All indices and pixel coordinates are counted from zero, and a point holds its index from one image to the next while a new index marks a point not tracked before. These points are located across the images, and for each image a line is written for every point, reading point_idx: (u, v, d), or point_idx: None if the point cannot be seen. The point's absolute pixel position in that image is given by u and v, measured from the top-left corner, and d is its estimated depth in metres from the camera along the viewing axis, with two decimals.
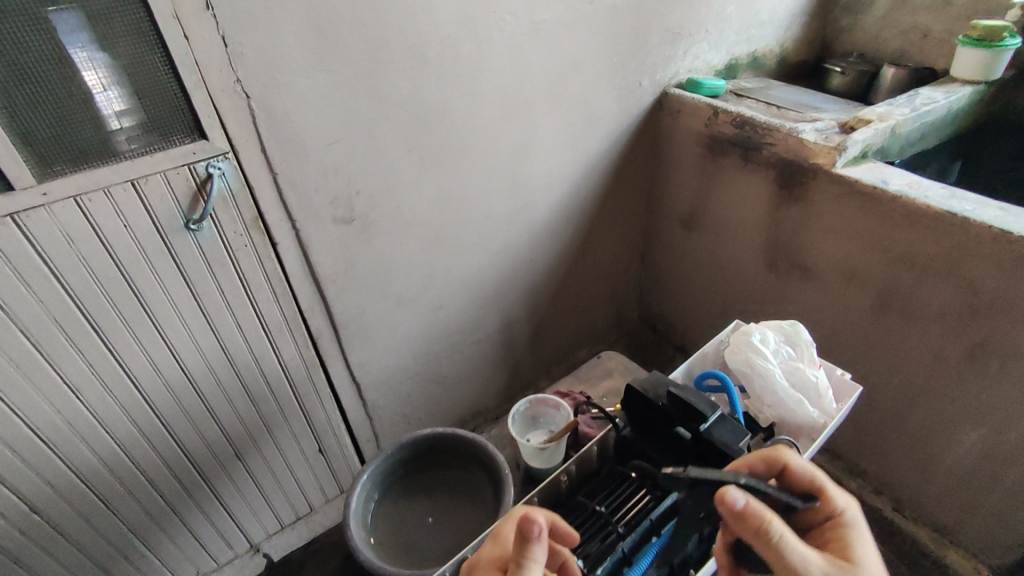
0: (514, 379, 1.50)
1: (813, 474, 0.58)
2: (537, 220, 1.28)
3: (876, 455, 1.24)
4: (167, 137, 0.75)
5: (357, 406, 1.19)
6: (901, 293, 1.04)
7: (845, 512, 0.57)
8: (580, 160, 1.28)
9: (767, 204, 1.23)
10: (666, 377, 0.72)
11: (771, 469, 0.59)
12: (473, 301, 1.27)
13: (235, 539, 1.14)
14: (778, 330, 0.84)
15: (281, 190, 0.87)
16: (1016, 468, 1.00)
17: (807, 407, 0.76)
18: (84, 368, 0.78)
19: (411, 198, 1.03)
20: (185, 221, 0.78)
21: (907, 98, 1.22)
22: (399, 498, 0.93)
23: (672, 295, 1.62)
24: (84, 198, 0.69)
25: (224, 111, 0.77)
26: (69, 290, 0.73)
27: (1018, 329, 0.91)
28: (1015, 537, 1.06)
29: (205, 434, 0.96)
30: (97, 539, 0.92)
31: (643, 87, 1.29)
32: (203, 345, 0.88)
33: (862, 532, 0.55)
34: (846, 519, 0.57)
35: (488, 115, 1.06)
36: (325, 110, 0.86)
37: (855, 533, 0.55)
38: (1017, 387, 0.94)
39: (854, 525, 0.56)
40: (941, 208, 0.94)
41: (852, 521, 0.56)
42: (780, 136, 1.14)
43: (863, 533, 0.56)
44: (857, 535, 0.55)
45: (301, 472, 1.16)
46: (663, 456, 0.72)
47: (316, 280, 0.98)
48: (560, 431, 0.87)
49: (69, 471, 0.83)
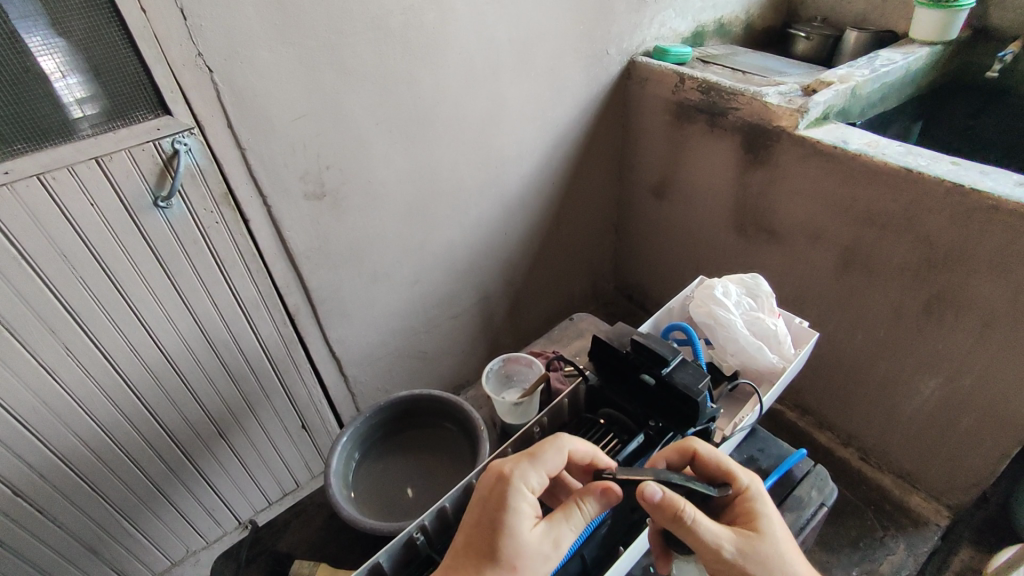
0: (494, 351, 1.52)
1: (723, 457, 0.60)
2: (509, 192, 1.29)
3: (843, 410, 1.30)
4: (129, 116, 0.74)
5: (338, 381, 1.21)
6: (862, 250, 1.08)
7: (753, 488, 0.59)
8: (550, 130, 1.29)
9: (733, 168, 1.26)
10: (631, 328, 0.75)
11: (684, 458, 0.61)
12: (450, 274, 1.28)
13: (224, 518, 1.16)
14: (741, 283, 0.87)
15: (249, 165, 0.87)
16: (972, 413, 1.05)
17: (766, 353, 0.79)
18: (61, 351, 0.78)
19: (381, 172, 1.04)
20: (153, 198, 0.78)
21: (867, 60, 1.25)
22: (379, 459, 0.95)
23: (646, 264, 1.65)
24: (48, 176, 0.68)
25: (186, 85, 0.76)
26: (39, 271, 0.72)
27: (970, 280, 0.95)
28: (972, 479, 1.12)
29: (187, 413, 0.97)
30: (85, 521, 0.93)
31: (610, 56, 1.30)
32: (180, 324, 0.89)
33: (768, 505, 0.58)
34: (755, 494, 0.59)
35: (456, 87, 1.06)
36: (290, 84, 0.86)
37: (761, 508, 0.58)
38: (971, 336, 0.99)
39: (760, 499, 0.58)
40: (897, 164, 0.97)
41: (760, 495, 0.59)
42: (745, 100, 1.16)
43: (768, 503, 0.59)
44: (764, 507, 0.58)
45: (285, 448, 1.17)
46: (630, 401, 0.73)
47: (290, 255, 0.99)
48: (533, 387, 0.90)
49: (52, 454, 0.84)
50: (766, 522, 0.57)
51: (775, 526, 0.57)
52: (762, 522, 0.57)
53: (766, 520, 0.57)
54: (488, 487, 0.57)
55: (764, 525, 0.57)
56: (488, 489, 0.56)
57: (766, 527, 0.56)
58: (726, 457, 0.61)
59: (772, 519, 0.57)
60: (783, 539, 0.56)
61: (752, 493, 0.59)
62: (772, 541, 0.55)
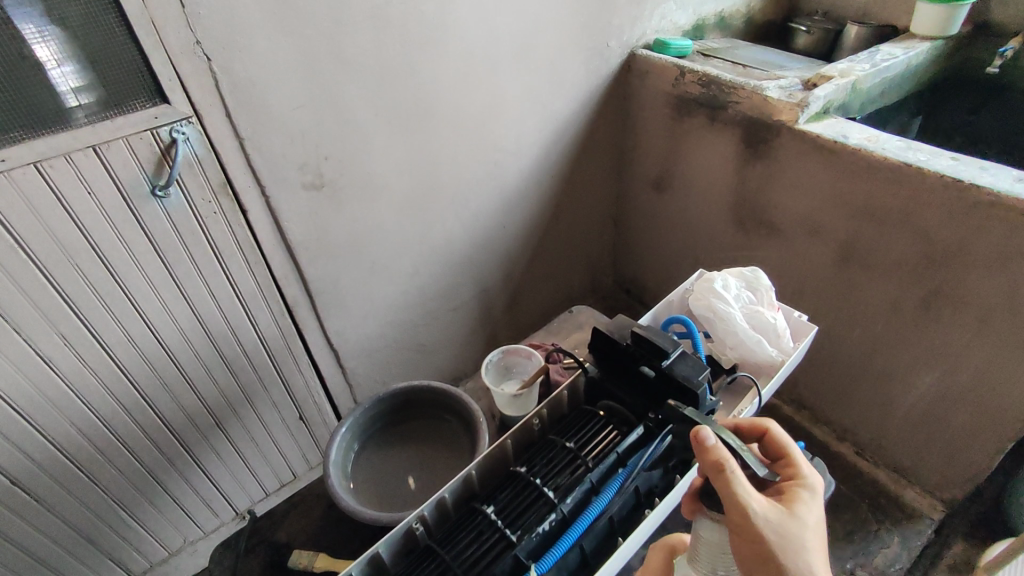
0: (492, 344, 1.52)
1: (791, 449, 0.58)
2: (509, 184, 1.29)
3: (839, 404, 1.31)
4: (125, 104, 0.73)
5: (336, 373, 1.21)
6: (861, 245, 1.08)
7: (811, 481, 0.55)
8: (549, 123, 1.28)
9: (732, 162, 1.26)
10: (631, 320, 0.75)
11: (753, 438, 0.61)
12: (448, 266, 1.28)
13: (221, 508, 1.16)
14: (740, 276, 0.87)
15: (248, 156, 0.87)
16: (967, 408, 1.06)
17: (766, 346, 0.79)
18: (57, 340, 0.78)
19: (381, 164, 1.03)
20: (151, 187, 0.77)
21: (868, 54, 1.24)
22: (378, 450, 0.95)
23: (644, 258, 1.65)
24: (45, 164, 0.68)
25: (185, 74, 0.76)
26: (36, 260, 0.72)
27: (967, 276, 0.95)
28: (966, 473, 1.13)
29: (184, 403, 0.97)
30: (81, 511, 0.93)
31: (611, 49, 1.29)
32: (177, 314, 0.88)
33: (819, 499, 0.53)
34: (808, 490, 0.54)
35: (455, 78, 1.05)
36: (289, 74, 0.85)
37: (808, 499, 0.53)
38: (968, 331, 0.99)
39: (811, 490, 0.53)
40: (896, 158, 0.97)
41: (813, 493, 0.53)
42: (745, 94, 1.16)
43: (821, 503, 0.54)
44: (815, 499, 0.53)
45: (283, 439, 1.17)
46: (629, 393, 0.73)
47: (289, 247, 0.99)
48: (532, 380, 0.90)
49: (49, 444, 0.84)
50: (809, 510, 0.52)
51: (817, 521, 0.51)
52: (803, 507, 0.52)
53: (809, 507, 0.52)
54: None
55: (803, 509, 0.51)
56: None
57: (804, 513, 0.51)
58: (793, 450, 0.58)
59: (816, 511, 0.52)
60: (818, 532, 0.51)
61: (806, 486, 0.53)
62: (807, 526, 0.50)
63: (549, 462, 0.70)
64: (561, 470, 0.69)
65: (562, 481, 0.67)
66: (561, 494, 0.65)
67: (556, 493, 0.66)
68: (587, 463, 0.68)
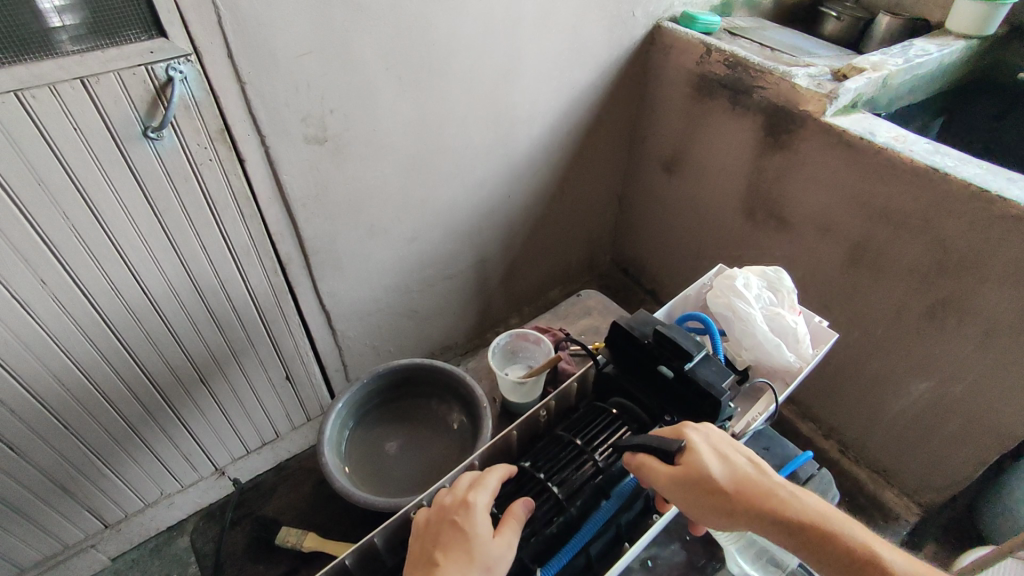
0: (485, 314, 1.50)
1: (710, 429, 0.63)
2: (517, 153, 1.23)
3: (829, 404, 1.31)
4: (118, 35, 0.66)
5: (326, 335, 1.17)
6: (873, 248, 1.06)
7: (713, 436, 0.62)
8: (565, 91, 1.22)
9: (751, 149, 1.22)
10: (652, 317, 0.73)
11: None
12: (448, 233, 1.24)
13: (201, 463, 1.14)
14: (762, 275, 0.86)
15: (248, 102, 0.81)
16: (957, 417, 1.06)
17: (785, 352, 0.78)
18: (35, 284, 0.73)
19: (388, 121, 0.98)
20: (143, 128, 0.71)
21: (901, 48, 1.20)
22: (373, 425, 0.98)
23: (647, 239, 1.62)
24: (26, 94, 0.62)
25: (185, 6, 0.69)
26: (14, 197, 0.66)
27: (978, 288, 0.94)
28: (946, 480, 1.14)
29: (167, 357, 0.93)
30: (54, 458, 0.89)
31: (635, 18, 1.23)
32: (164, 264, 0.83)
33: (713, 444, 0.61)
34: (693, 429, 0.63)
35: (471, 35, 0.98)
36: (296, 16, 0.78)
37: (698, 437, 0.62)
38: (972, 342, 0.98)
39: (709, 440, 0.61)
40: (924, 162, 0.93)
41: (696, 426, 0.63)
42: (772, 80, 1.11)
43: (723, 451, 0.61)
44: (713, 449, 0.61)
45: (268, 398, 1.14)
46: (643, 393, 0.73)
47: (286, 202, 0.93)
48: (540, 368, 0.89)
49: (24, 391, 0.80)
50: (705, 457, 0.59)
51: (711, 458, 0.60)
52: (703, 450, 0.60)
53: (707, 454, 0.60)
54: (421, 520, 0.61)
55: (704, 452, 0.60)
56: (425, 522, 0.60)
57: (704, 451, 0.60)
58: (713, 430, 0.63)
59: (712, 455, 0.60)
60: (708, 462, 0.59)
61: (690, 431, 0.62)
62: (717, 463, 0.59)
63: (557, 457, 0.69)
64: (569, 466, 0.68)
65: (571, 480, 0.66)
66: (572, 497, 0.65)
67: (564, 491, 0.65)
68: (599, 464, 0.67)
